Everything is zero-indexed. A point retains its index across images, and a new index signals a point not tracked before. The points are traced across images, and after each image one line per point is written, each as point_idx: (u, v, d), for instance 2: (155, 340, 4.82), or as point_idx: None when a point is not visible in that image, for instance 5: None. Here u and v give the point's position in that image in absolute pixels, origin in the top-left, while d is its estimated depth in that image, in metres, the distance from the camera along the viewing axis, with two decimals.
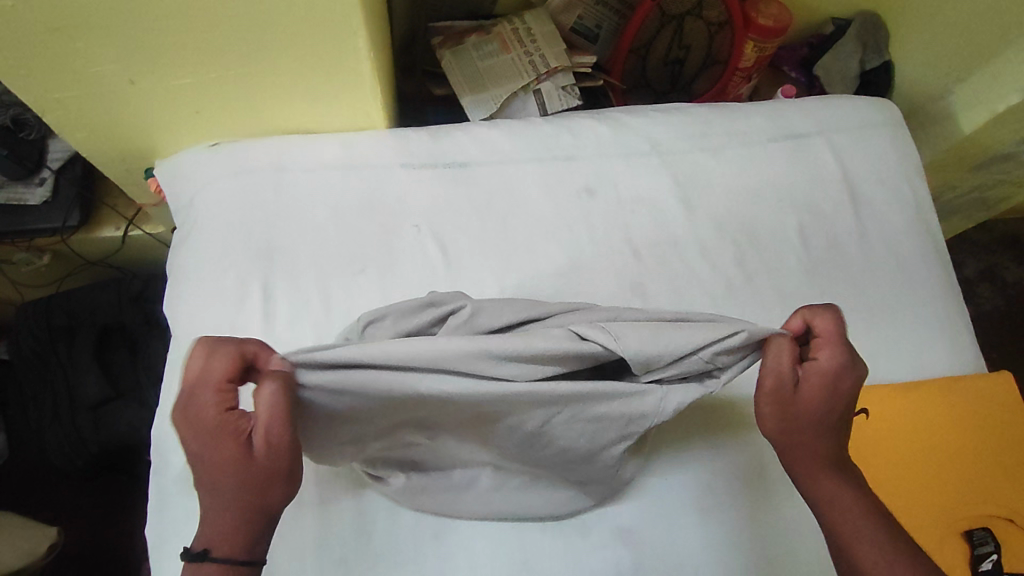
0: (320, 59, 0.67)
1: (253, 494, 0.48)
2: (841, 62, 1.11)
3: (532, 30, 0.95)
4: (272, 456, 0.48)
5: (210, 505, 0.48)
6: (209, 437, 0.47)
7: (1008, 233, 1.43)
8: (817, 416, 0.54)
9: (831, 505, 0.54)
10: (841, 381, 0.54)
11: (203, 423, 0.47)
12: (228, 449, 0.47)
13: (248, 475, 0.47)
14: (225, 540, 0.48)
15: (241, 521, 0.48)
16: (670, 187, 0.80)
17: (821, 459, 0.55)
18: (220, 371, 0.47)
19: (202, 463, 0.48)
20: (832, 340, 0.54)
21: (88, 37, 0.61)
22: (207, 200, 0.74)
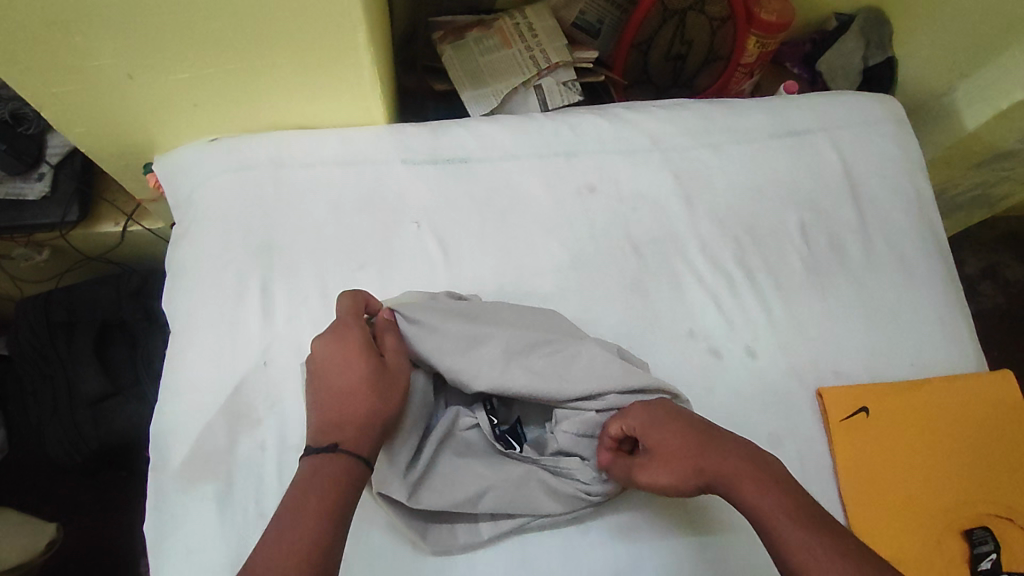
0: (320, 54, 0.67)
1: (377, 400, 0.55)
2: (846, 57, 1.09)
3: (533, 25, 0.94)
4: (397, 372, 0.58)
5: (336, 410, 0.54)
6: (344, 350, 0.57)
7: (1009, 231, 1.42)
8: (680, 449, 0.55)
9: (767, 518, 0.50)
10: (664, 415, 0.58)
11: (342, 340, 0.57)
12: (362, 358, 0.56)
13: (378, 384, 0.56)
14: (352, 437, 0.53)
15: (365, 425, 0.54)
16: (671, 184, 0.79)
17: (726, 480, 0.53)
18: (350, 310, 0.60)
19: (334, 377, 0.56)
20: (628, 402, 0.60)
21: (86, 31, 0.60)
22: (206, 196, 0.73)
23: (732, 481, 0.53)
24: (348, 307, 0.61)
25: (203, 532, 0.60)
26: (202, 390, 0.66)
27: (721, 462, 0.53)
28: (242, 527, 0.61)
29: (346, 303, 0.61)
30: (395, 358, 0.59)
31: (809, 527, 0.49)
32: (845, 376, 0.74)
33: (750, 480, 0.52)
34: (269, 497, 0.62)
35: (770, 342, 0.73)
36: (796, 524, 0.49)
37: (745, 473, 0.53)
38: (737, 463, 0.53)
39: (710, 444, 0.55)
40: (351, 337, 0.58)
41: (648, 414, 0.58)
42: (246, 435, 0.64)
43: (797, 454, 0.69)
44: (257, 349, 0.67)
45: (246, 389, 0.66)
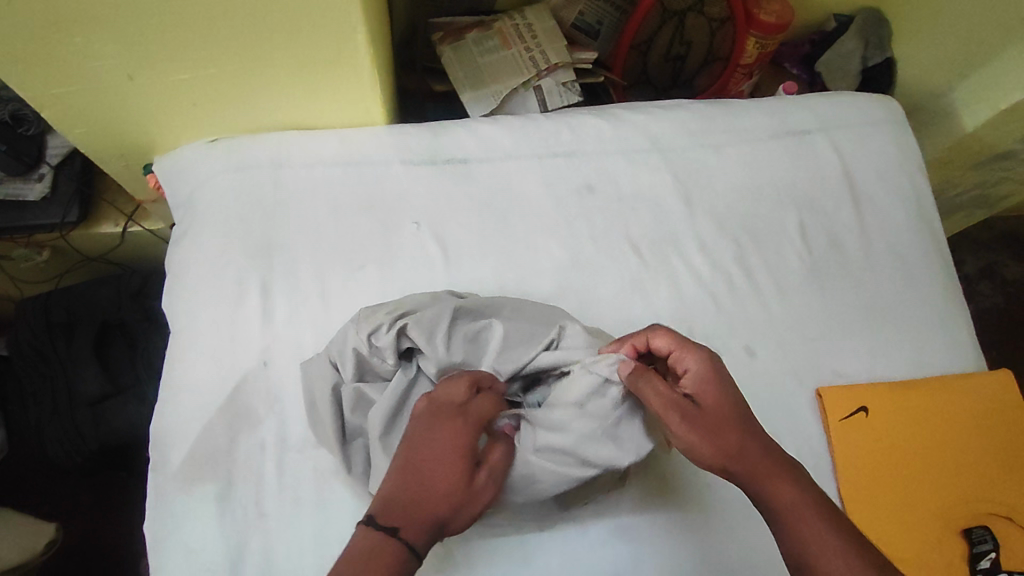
0: (320, 55, 0.67)
1: (452, 509, 0.49)
2: (843, 60, 1.09)
3: (533, 26, 0.94)
4: (482, 493, 0.51)
5: (413, 493, 0.48)
6: (451, 444, 0.50)
7: (1008, 231, 1.43)
8: (724, 417, 0.52)
9: (792, 513, 0.48)
10: (719, 372, 0.54)
11: (455, 434, 0.51)
12: (461, 463, 0.50)
13: (461, 494, 0.49)
14: (416, 530, 0.47)
15: (432, 525, 0.47)
16: (671, 184, 0.80)
17: (760, 466, 0.50)
18: (485, 412, 0.53)
19: (426, 458, 0.49)
20: (680, 344, 0.56)
21: (86, 32, 0.60)
22: (205, 196, 0.73)
23: (766, 470, 0.50)
24: (488, 406, 0.54)
25: (203, 532, 0.60)
26: (202, 390, 0.66)
27: (762, 447, 0.51)
28: (241, 527, 0.61)
29: (485, 396, 0.55)
30: (486, 484, 0.52)
31: (840, 533, 0.47)
32: (844, 375, 0.74)
33: (785, 474, 0.50)
34: (268, 497, 0.62)
35: (769, 342, 0.73)
36: (829, 526, 0.48)
37: (778, 464, 0.50)
38: (773, 460, 0.50)
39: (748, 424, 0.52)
40: (464, 433, 0.51)
41: (705, 362, 0.54)
42: (246, 435, 0.64)
43: (797, 453, 0.69)
44: (257, 349, 0.67)
45: (246, 389, 0.66)
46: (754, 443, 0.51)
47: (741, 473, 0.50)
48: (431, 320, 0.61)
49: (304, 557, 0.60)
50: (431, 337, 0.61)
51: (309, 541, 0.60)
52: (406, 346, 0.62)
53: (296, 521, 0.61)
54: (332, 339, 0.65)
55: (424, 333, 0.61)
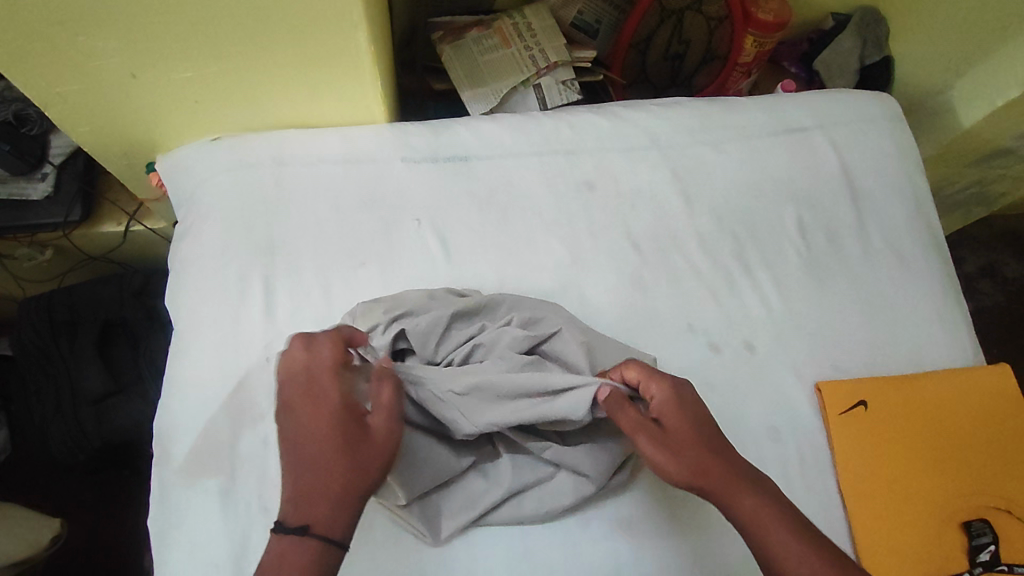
0: (321, 54, 0.67)
1: (354, 472, 0.48)
2: (841, 57, 1.10)
3: (532, 25, 0.95)
4: (382, 440, 0.51)
5: (309, 478, 0.48)
6: (319, 408, 0.51)
7: (1007, 230, 1.43)
8: (689, 441, 0.53)
9: (760, 529, 0.50)
10: (683, 400, 0.55)
11: (320, 396, 0.51)
12: (337, 419, 0.50)
13: (353, 452, 0.49)
14: (325, 516, 0.47)
15: (340, 499, 0.48)
16: (670, 180, 0.80)
17: (725, 482, 0.51)
18: (326, 358, 0.53)
19: (305, 436, 0.50)
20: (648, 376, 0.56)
21: (89, 31, 0.61)
22: (208, 194, 0.74)
23: (734, 490, 0.51)
24: (328, 349, 0.54)
25: (206, 527, 0.60)
26: (204, 386, 0.66)
27: (723, 466, 0.52)
28: (244, 521, 0.61)
29: (324, 343, 0.54)
30: (376, 427, 0.51)
31: (793, 531, 0.49)
32: (843, 370, 0.74)
33: (750, 489, 0.51)
34: (271, 491, 0.62)
35: (768, 337, 0.74)
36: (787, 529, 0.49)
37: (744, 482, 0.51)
38: (732, 471, 0.52)
39: (712, 444, 0.53)
40: (319, 394, 0.51)
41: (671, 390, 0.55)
42: (249, 430, 0.64)
43: (796, 447, 0.69)
44: (259, 344, 0.68)
45: (248, 385, 0.66)
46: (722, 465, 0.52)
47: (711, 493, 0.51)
48: (424, 326, 0.62)
49: None
50: (424, 344, 0.63)
51: None
52: (401, 347, 0.64)
53: None
54: None
55: (418, 334, 0.62)
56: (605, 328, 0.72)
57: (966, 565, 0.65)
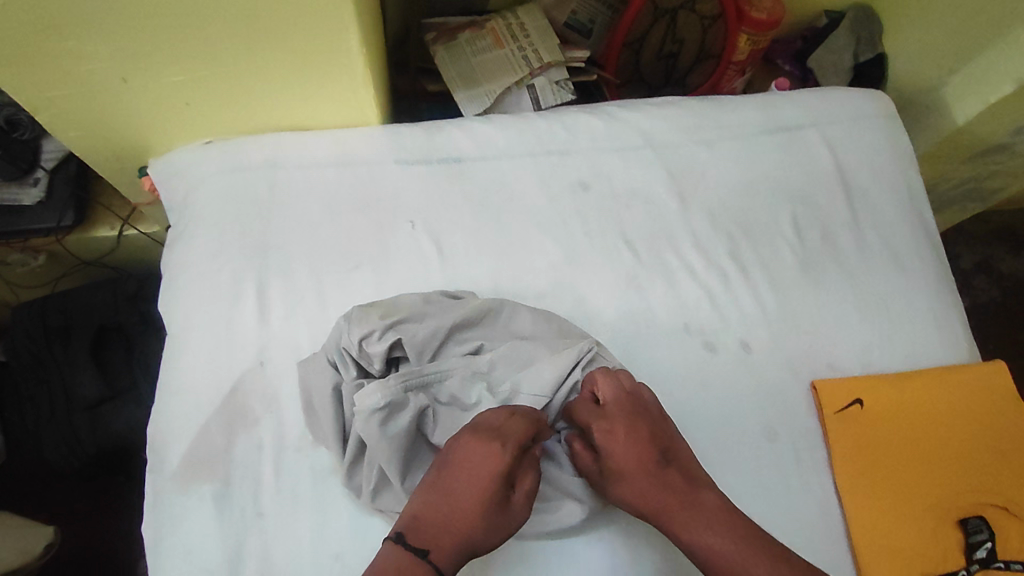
0: (313, 56, 0.67)
1: (482, 531, 0.52)
2: (835, 54, 1.10)
3: (525, 25, 0.95)
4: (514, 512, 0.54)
5: (441, 517, 0.52)
6: (487, 470, 0.53)
7: (1003, 225, 1.43)
8: (639, 475, 0.57)
9: (711, 559, 0.53)
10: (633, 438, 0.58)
11: (499, 459, 0.53)
12: (496, 486, 0.53)
13: (489, 515, 0.52)
14: (444, 550, 0.51)
15: (460, 546, 0.51)
16: (664, 180, 0.80)
17: (678, 513, 0.55)
18: (520, 433, 0.55)
19: (452, 486, 0.53)
20: (607, 410, 0.60)
21: (79, 35, 0.60)
22: (200, 198, 0.74)
23: (687, 521, 0.55)
24: (521, 428, 0.56)
25: (200, 533, 0.60)
26: (198, 391, 0.66)
27: (675, 496, 0.56)
28: (239, 527, 0.61)
29: (519, 417, 0.56)
30: (516, 498, 0.54)
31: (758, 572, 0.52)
32: (838, 368, 0.74)
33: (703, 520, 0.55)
34: (266, 497, 0.62)
35: (764, 336, 0.74)
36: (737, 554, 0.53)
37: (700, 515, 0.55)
38: (687, 505, 0.55)
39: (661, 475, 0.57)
40: (505, 458, 0.53)
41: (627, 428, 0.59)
42: (243, 436, 0.64)
43: (792, 447, 0.69)
44: (253, 349, 0.68)
45: (242, 389, 0.66)
46: (671, 498, 0.56)
47: (661, 520, 0.56)
48: (423, 339, 0.62)
49: (303, 556, 0.60)
50: (421, 354, 0.63)
51: (308, 541, 0.60)
52: (395, 354, 0.63)
53: (294, 520, 0.61)
54: (329, 337, 0.65)
55: (415, 349, 0.62)
56: (601, 329, 0.72)
57: (964, 563, 0.65)
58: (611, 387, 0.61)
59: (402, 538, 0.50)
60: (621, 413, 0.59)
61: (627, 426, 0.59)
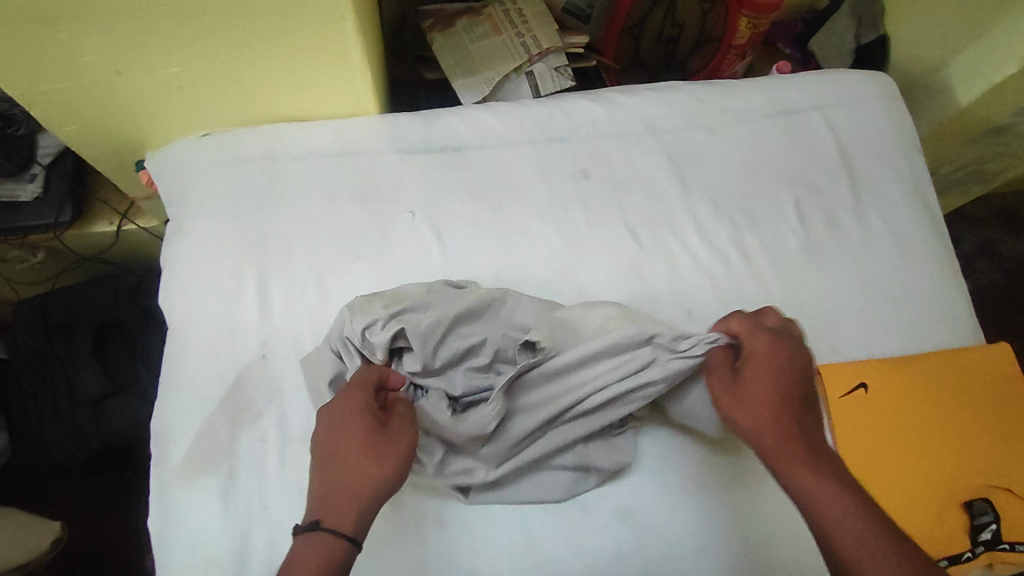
0: (309, 44, 0.66)
1: (375, 468, 0.52)
2: (836, 37, 1.12)
3: (523, 10, 0.93)
4: (398, 437, 0.54)
5: (326, 480, 0.52)
6: (349, 419, 0.54)
7: (1005, 208, 1.43)
8: (767, 401, 0.56)
9: (814, 498, 0.50)
10: (779, 359, 0.58)
11: (351, 407, 0.55)
12: (364, 424, 0.54)
13: (372, 450, 0.53)
14: (341, 510, 0.51)
15: (360, 497, 0.51)
16: (666, 166, 0.79)
17: (785, 446, 0.54)
18: (360, 376, 0.57)
19: (329, 451, 0.53)
20: (756, 330, 0.60)
21: (72, 27, 0.60)
22: (199, 190, 0.73)
23: (794, 458, 0.53)
24: (366, 371, 0.58)
25: (206, 527, 0.60)
26: (201, 384, 0.65)
27: (791, 435, 0.54)
28: (245, 521, 0.61)
29: (364, 368, 0.58)
30: (397, 427, 0.55)
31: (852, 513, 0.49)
32: (842, 354, 0.74)
33: (802, 452, 0.53)
34: (270, 490, 0.62)
35: None
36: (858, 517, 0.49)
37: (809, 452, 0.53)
38: (798, 442, 0.54)
39: (792, 411, 0.55)
40: (366, 397, 0.55)
41: (767, 349, 0.59)
42: (247, 429, 0.64)
43: None
44: (256, 342, 0.67)
45: (246, 382, 0.66)
46: (796, 429, 0.54)
47: (778, 455, 0.54)
48: (427, 327, 0.61)
49: None
50: (424, 344, 0.61)
51: None
52: (399, 344, 0.62)
53: (299, 511, 0.61)
54: (332, 328, 0.64)
55: (419, 337, 0.60)
56: None
57: (969, 545, 0.65)
58: (765, 344, 0.59)
59: (297, 522, 0.50)
60: (769, 348, 0.59)
61: (773, 348, 0.58)
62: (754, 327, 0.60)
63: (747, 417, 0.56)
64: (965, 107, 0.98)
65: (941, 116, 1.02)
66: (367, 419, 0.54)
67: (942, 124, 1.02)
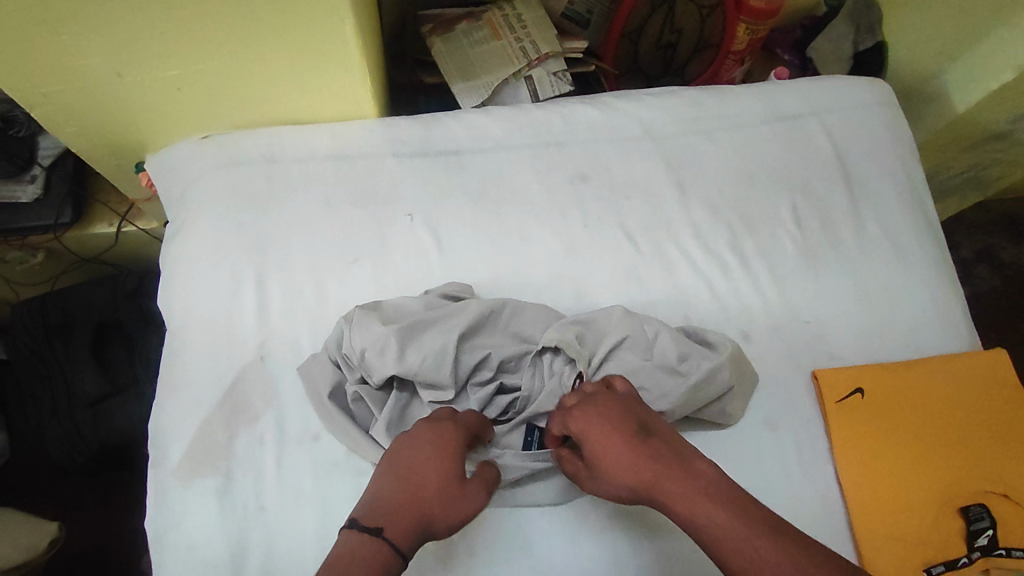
0: (309, 48, 0.66)
1: (444, 506, 0.51)
2: (835, 43, 1.12)
3: (523, 16, 0.93)
4: (473, 490, 0.53)
5: (387, 489, 0.51)
6: (431, 443, 0.54)
7: (1004, 214, 1.43)
8: (609, 468, 0.53)
9: (709, 533, 0.47)
10: (614, 419, 0.54)
11: (449, 439, 0.55)
12: (456, 463, 0.53)
13: (452, 489, 0.52)
14: (398, 526, 0.48)
15: (416, 522, 0.49)
16: (664, 171, 0.80)
17: (664, 486, 0.49)
18: (467, 420, 0.58)
19: (411, 466, 0.52)
20: (574, 407, 0.57)
21: (73, 30, 0.60)
22: (198, 192, 0.73)
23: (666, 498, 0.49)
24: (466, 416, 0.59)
25: (202, 527, 0.60)
26: (199, 385, 0.65)
27: (662, 470, 0.50)
28: (241, 522, 0.61)
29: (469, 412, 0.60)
30: (477, 485, 0.54)
31: (746, 537, 0.45)
32: (839, 359, 0.74)
33: (684, 487, 0.49)
34: (267, 491, 0.62)
35: (765, 327, 0.73)
36: (756, 540, 0.45)
37: (686, 482, 0.49)
38: (668, 472, 0.50)
39: (656, 450, 0.51)
40: (463, 438, 0.56)
41: (591, 415, 0.55)
42: (244, 431, 0.64)
43: (793, 436, 0.69)
44: (254, 344, 0.67)
45: (244, 384, 0.66)
46: (659, 467, 0.50)
47: (659, 498, 0.50)
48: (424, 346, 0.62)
49: (306, 548, 0.60)
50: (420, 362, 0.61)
51: (311, 534, 0.61)
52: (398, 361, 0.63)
53: (296, 513, 0.61)
54: (330, 338, 0.65)
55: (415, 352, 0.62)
56: None
57: (966, 551, 0.65)
58: (586, 417, 0.55)
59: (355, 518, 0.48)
60: (597, 411, 0.55)
61: (596, 417, 0.55)
62: (566, 411, 0.58)
63: (610, 475, 0.53)
64: (963, 114, 0.98)
65: (939, 122, 1.02)
66: (459, 458, 0.54)
67: (940, 130, 1.03)
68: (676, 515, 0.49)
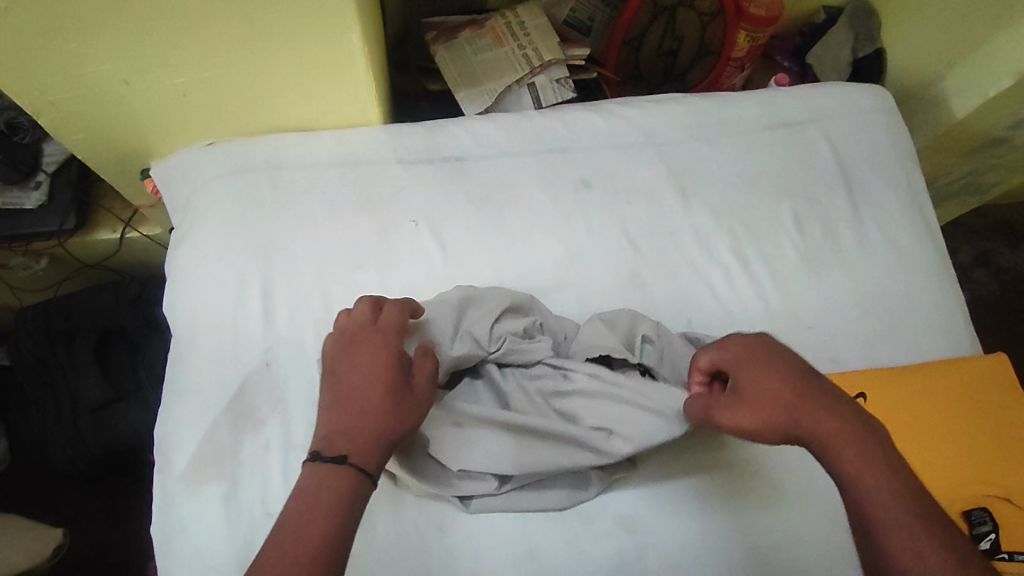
0: (316, 56, 0.67)
1: (394, 417, 0.52)
2: (834, 50, 1.13)
3: (525, 23, 0.95)
4: (417, 389, 0.55)
5: (337, 418, 0.52)
6: (369, 364, 0.55)
7: (1002, 219, 1.44)
8: (778, 393, 0.52)
9: (869, 477, 0.47)
10: (766, 355, 0.55)
11: (378, 349, 0.56)
12: (390, 371, 0.54)
13: (395, 399, 0.53)
14: (360, 448, 0.50)
15: (375, 438, 0.51)
16: (666, 176, 0.80)
17: (827, 428, 0.50)
18: (392, 320, 0.59)
19: (352, 389, 0.53)
20: (726, 337, 0.58)
21: (82, 38, 0.61)
22: (204, 199, 0.74)
23: (835, 435, 0.50)
24: (392, 318, 0.59)
25: (209, 533, 0.60)
26: (204, 391, 0.66)
27: (823, 415, 0.51)
28: (247, 528, 0.61)
29: (389, 310, 0.60)
30: (418, 376, 0.56)
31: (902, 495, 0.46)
32: (841, 364, 0.74)
33: (852, 434, 0.49)
34: (273, 497, 0.62)
35: (767, 332, 0.74)
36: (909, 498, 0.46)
37: (848, 431, 0.50)
38: (834, 417, 0.51)
39: (815, 394, 0.52)
40: (391, 343, 0.57)
41: (747, 347, 0.56)
42: (250, 436, 0.64)
43: None
44: (260, 349, 0.68)
45: (249, 390, 0.66)
46: (817, 409, 0.51)
47: (812, 436, 0.50)
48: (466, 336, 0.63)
49: None
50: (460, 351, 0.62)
51: None
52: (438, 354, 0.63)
53: None
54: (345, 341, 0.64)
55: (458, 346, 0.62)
56: None
57: None
58: (742, 346, 0.57)
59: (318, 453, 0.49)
60: (752, 349, 0.56)
61: (755, 350, 0.56)
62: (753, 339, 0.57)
63: (753, 406, 0.52)
64: (961, 120, 1.00)
65: (938, 129, 1.03)
66: (391, 367, 0.55)
67: (938, 136, 1.04)
68: (831, 457, 0.49)
